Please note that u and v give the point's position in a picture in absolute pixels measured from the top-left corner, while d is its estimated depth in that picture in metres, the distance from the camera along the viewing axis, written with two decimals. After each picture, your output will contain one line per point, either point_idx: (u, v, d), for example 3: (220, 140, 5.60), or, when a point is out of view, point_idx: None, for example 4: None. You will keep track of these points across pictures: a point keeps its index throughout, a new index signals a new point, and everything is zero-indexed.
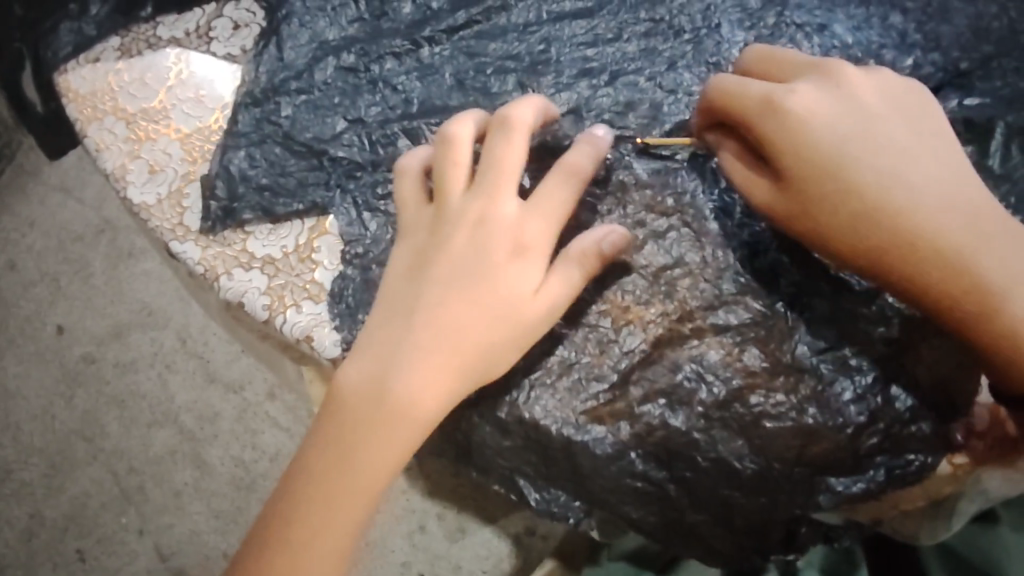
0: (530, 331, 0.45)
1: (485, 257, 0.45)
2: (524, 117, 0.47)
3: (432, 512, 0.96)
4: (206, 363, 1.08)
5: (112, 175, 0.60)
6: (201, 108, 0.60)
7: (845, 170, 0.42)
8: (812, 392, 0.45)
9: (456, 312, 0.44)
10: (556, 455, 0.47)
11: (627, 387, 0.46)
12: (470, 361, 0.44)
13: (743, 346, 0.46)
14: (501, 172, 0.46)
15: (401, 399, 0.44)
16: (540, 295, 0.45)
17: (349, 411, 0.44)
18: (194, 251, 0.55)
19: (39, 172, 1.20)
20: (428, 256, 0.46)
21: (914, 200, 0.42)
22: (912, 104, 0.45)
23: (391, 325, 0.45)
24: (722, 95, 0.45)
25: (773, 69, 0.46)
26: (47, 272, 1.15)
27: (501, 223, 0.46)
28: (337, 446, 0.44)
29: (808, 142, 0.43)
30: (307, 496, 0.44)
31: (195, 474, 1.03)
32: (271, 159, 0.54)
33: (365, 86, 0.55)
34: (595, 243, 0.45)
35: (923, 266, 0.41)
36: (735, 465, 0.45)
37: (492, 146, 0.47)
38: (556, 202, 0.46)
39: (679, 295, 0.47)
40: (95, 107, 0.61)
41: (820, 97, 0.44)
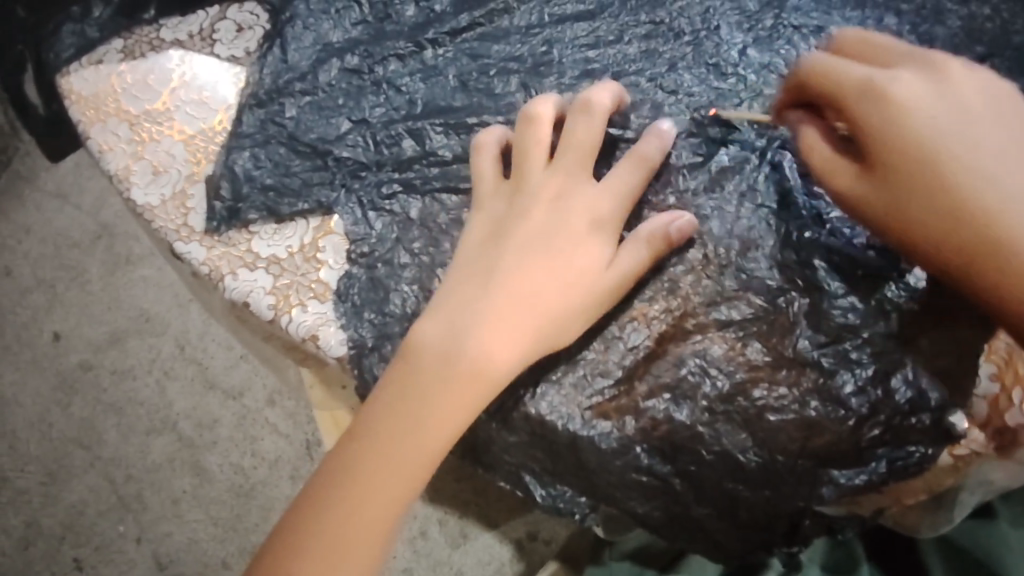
0: (598, 304, 0.46)
1: (561, 228, 0.47)
2: (603, 103, 0.49)
3: (433, 518, 0.97)
4: (205, 369, 1.08)
5: (114, 176, 0.60)
6: (205, 110, 0.60)
7: (938, 161, 0.40)
8: (814, 385, 0.45)
9: (532, 283, 0.45)
10: (562, 450, 0.47)
11: (631, 383, 0.46)
12: (540, 333, 0.45)
13: (745, 340, 0.46)
14: (580, 151, 0.49)
15: (473, 362, 0.44)
16: (611, 270, 0.46)
17: (420, 369, 0.45)
18: (199, 251, 0.56)
19: (36, 178, 1.20)
20: (505, 227, 0.48)
21: (1011, 196, 0.39)
22: (1014, 107, 0.43)
23: (465, 291, 0.46)
24: (817, 76, 0.44)
25: (874, 58, 0.45)
26: (44, 279, 1.15)
27: (578, 200, 0.48)
28: (401, 404, 0.44)
29: (905, 128, 0.41)
30: (368, 452, 0.44)
31: (194, 481, 1.03)
32: (276, 160, 0.55)
33: (369, 88, 0.56)
34: (663, 225, 0.46)
35: (1007, 261, 0.39)
36: (739, 458, 0.46)
37: (572, 127, 0.49)
38: (627, 184, 0.48)
39: (683, 291, 0.47)
40: (98, 109, 0.61)
41: (922, 86, 0.42)
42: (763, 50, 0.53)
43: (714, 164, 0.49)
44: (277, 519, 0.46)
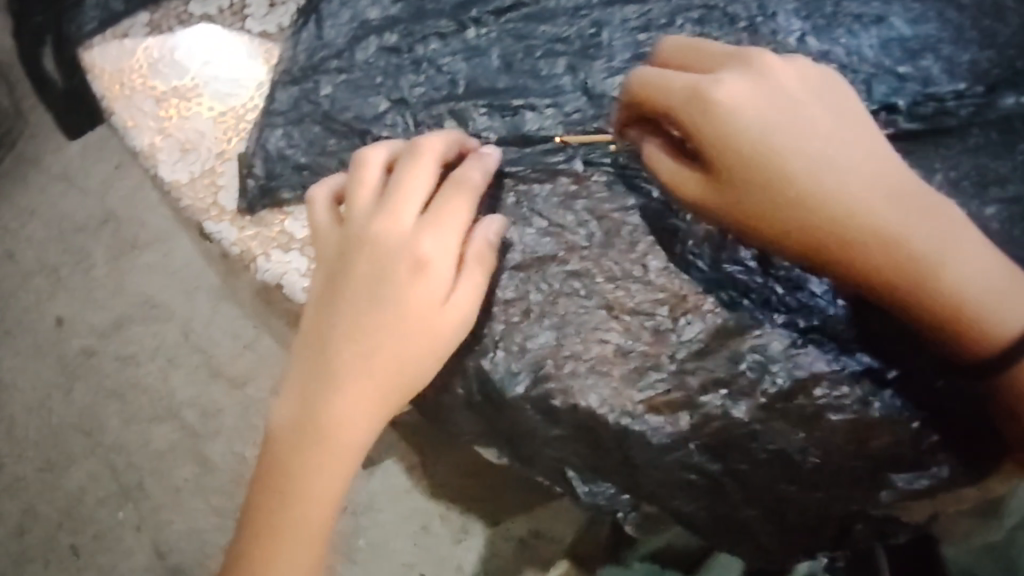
0: (446, 342, 0.44)
1: (390, 277, 0.43)
2: (435, 144, 0.45)
3: (435, 512, 0.92)
4: (210, 358, 1.05)
5: (141, 153, 0.58)
6: (236, 86, 0.58)
7: (782, 161, 0.40)
8: (874, 385, 0.44)
9: (372, 336, 0.43)
10: (609, 446, 0.45)
11: (684, 377, 0.45)
12: (392, 382, 0.43)
13: (806, 338, 0.45)
14: (401, 191, 0.44)
15: (332, 425, 0.43)
16: (448, 307, 0.43)
17: (287, 446, 0.44)
18: (230, 232, 0.54)
19: (40, 161, 1.18)
20: (334, 282, 0.44)
21: (846, 179, 0.40)
22: (834, 88, 0.43)
23: (304, 360, 0.44)
24: (645, 89, 0.43)
25: (692, 59, 0.44)
26: (47, 263, 1.13)
27: (364, 247, 0.44)
28: (273, 483, 0.44)
29: (742, 135, 0.40)
30: (257, 536, 0.44)
31: (196, 471, 1.01)
32: (310, 138, 0.53)
33: (408, 66, 0.53)
34: (486, 244, 0.45)
35: (857, 240, 0.39)
36: (795, 458, 0.44)
37: (398, 167, 0.45)
38: (458, 215, 0.44)
39: (742, 284, 0.45)
40: (123, 84, 0.59)
41: (744, 85, 0.41)
42: (822, 38, 0.52)
43: None
44: None
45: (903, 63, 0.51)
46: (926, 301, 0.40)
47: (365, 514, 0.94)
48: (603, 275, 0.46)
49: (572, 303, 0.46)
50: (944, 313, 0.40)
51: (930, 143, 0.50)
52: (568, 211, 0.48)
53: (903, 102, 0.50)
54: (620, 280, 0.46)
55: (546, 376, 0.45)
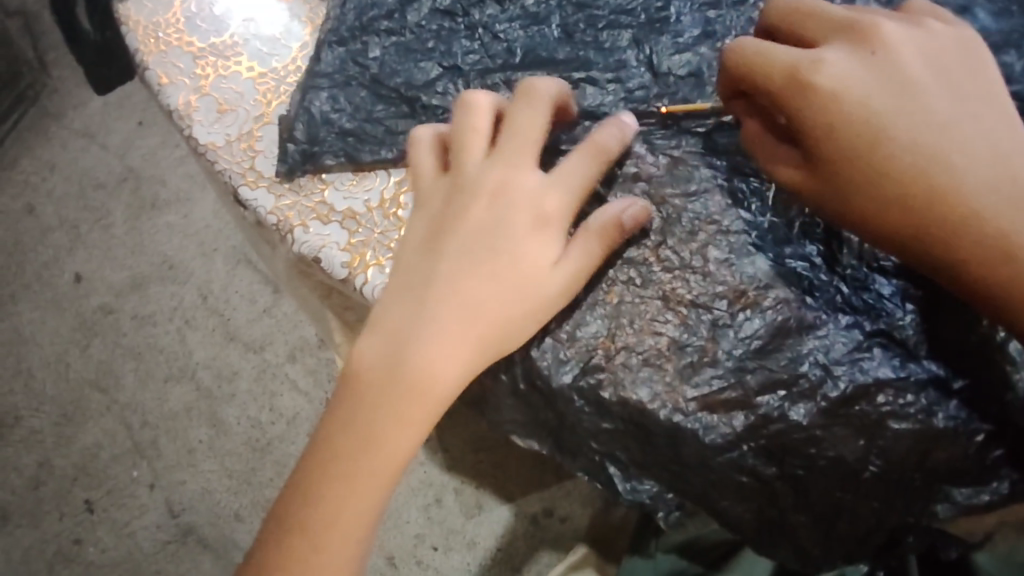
0: (550, 307, 0.42)
1: (507, 230, 0.42)
2: (548, 89, 0.44)
3: (450, 486, 0.92)
4: (226, 321, 1.04)
5: (175, 112, 0.55)
6: (277, 46, 0.56)
7: (882, 145, 0.38)
8: (939, 394, 0.42)
9: (475, 290, 0.41)
10: (657, 441, 0.43)
11: (742, 375, 0.42)
12: (493, 339, 0.41)
13: (870, 344, 0.42)
14: (524, 142, 0.44)
15: (425, 375, 0.41)
16: (559, 269, 0.42)
17: (370, 388, 0.42)
18: (266, 200, 0.51)
19: (63, 116, 1.17)
20: (444, 229, 0.44)
21: (959, 171, 0.37)
22: (958, 66, 0.40)
23: (403, 304, 0.43)
24: (741, 62, 0.40)
25: (803, 26, 0.41)
26: (68, 219, 1.11)
27: (484, 196, 0.43)
28: (354, 422, 0.41)
29: (841, 116, 0.38)
30: (324, 481, 0.41)
31: (210, 432, 0.99)
32: (355, 103, 0.51)
33: (462, 32, 0.51)
34: (614, 215, 0.42)
35: (962, 239, 0.37)
36: (855, 465, 0.42)
37: (515, 115, 0.44)
38: (578, 174, 0.43)
39: (807, 281, 0.43)
40: (158, 39, 0.57)
41: (850, 64, 0.39)
42: None
43: None
44: (253, 546, 0.43)
45: None
46: None
47: None
48: (660, 265, 0.44)
49: (626, 292, 0.44)
50: None
51: None
52: (624, 194, 0.45)
53: None
54: (677, 271, 0.44)
55: (597, 366, 0.43)
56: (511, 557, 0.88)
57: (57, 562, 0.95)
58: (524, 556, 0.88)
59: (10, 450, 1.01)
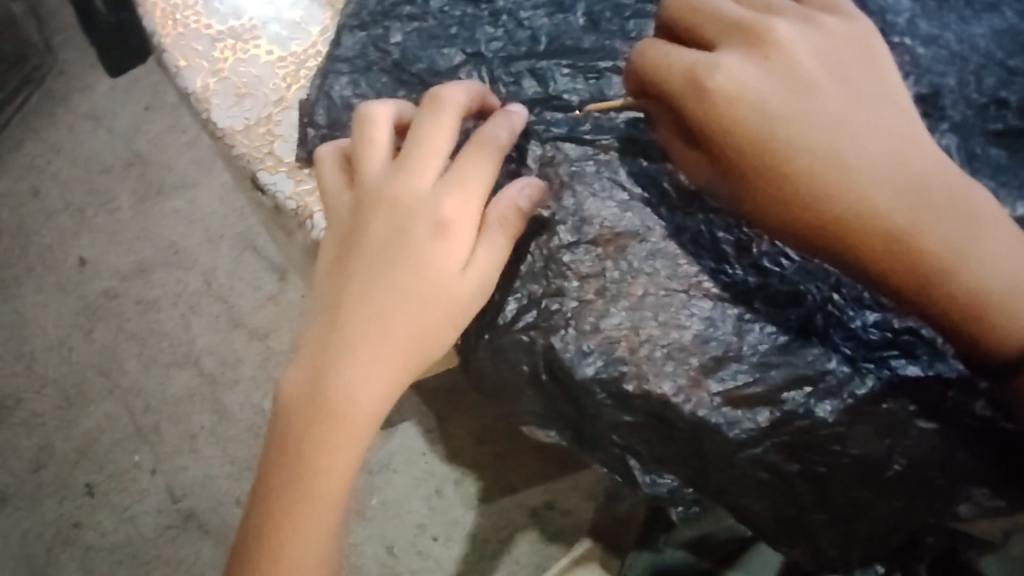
0: (461, 311, 0.41)
1: (408, 240, 0.41)
2: (453, 97, 0.43)
3: (451, 477, 0.91)
4: (231, 308, 1.04)
5: (193, 95, 0.55)
6: (297, 30, 0.55)
7: (777, 146, 0.38)
8: (964, 394, 0.41)
9: (379, 301, 0.41)
10: (679, 436, 0.43)
11: (767, 371, 0.42)
12: (406, 350, 0.41)
13: (897, 342, 0.42)
14: (422, 152, 0.42)
15: (340, 396, 0.40)
16: (466, 274, 0.41)
17: (293, 420, 0.41)
18: (286, 184, 0.51)
19: (69, 99, 1.16)
20: (350, 246, 0.42)
21: (853, 166, 0.38)
22: (850, 63, 0.40)
23: (316, 327, 0.42)
24: (645, 65, 0.41)
25: (701, 26, 0.41)
26: (72, 202, 1.11)
27: (383, 207, 0.42)
28: (288, 459, 0.41)
29: (737, 122, 0.39)
30: (276, 513, 0.41)
31: (213, 418, 0.99)
32: (377, 88, 0.50)
33: (485, 19, 0.51)
34: (513, 203, 0.42)
35: (862, 236, 0.38)
36: (880, 464, 0.42)
37: (417, 127, 0.42)
38: (481, 177, 0.42)
39: (834, 277, 0.43)
40: (176, 20, 0.56)
41: (746, 67, 0.39)
42: (933, 21, 0.49)
43: None
44: None
45: (1015, 56, 0.48)
46: (934, 296, 0.37)
47: (382, 473, 0.92)
48: (686, 258, 0.44)
49: (651, 285, 0.44)
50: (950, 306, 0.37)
51: None
52: (652, 187, 0.45)
53: (1015, 98, 0.47)
54: (703, 264, 0.44)
55: (621, 359, 0.43)
56: (512, 550, 0.88)
57: (56, 545, 0.95)
58: (525, 549, 0.88)
59: (10, 432, 1.00)
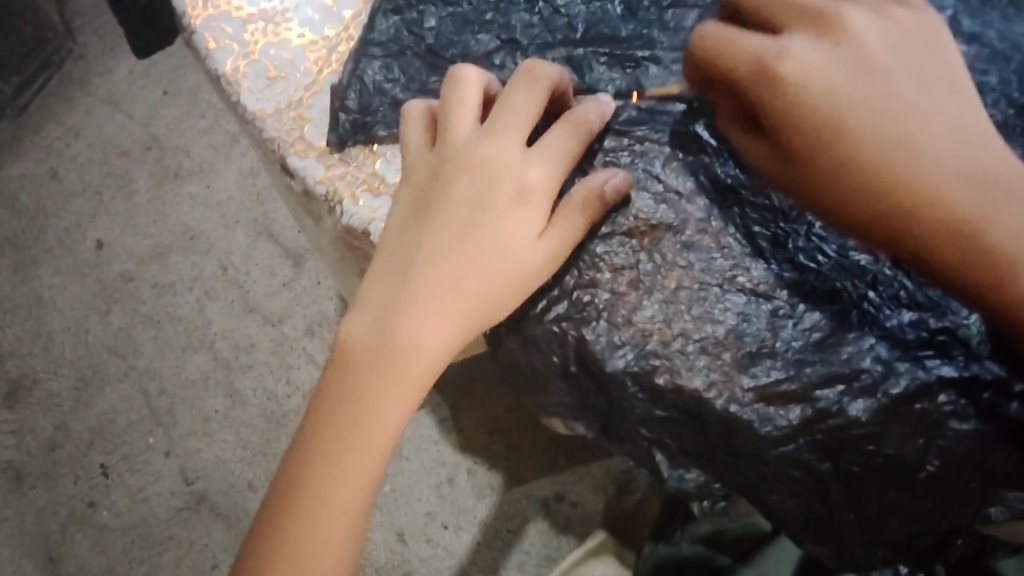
0: (530, 283, 0.41)
1: (488, 205, 0.41)
2: (547, 71, 0.43)
3: (463, 466, 0.91)
4: (246, 293, 1.04)
5: (223, 77, 0.55)
6: (329, 15, 0.55)
7: (845, 129, 0.36)
8: (1004, 396, 0.41)
9: (448, 262, 0.41)
10: (709, 431, 0.43)
11: (801, 367, 0.41)
12: (472, 312, 0.41)
13: (934, 341, 0.42)
14: (514, 117, 0.42)
15: (404, 348, 0.40)
16: (540, 246, 0.41)
17: (352, 366, 0.41)
18: (316, 168, 0.51)
19: (88, 82, 1.16)
20: (428, 202, 0.42)
21: (922, 155, 0.36)
22: (922, 53, 0.38)
23: (387, 278, 0.42)
24: (706, 46, 0.39)
25: (766, 10, 0.39)
26: (91, 185, 1.11)
27: (467, 168, 0.42)
28: (340, 402, 0.41)
29: (803, 103, 0.37)
30: (318, 455, 0.41)
31: (226, 402, 0.99)
32: (410, 74, 0.50)
33: (521, 4, 0.50)
34: (597, 186, 0.42)
35: (926, 227, 0.35)
36: (914, 466, 0.41)
37: (508, 92, 0.43)
38: (567, 151, 0.42)
39: (870, 275, 0.42)
40: (207, 2, 0.56)
41: (814, 50, 0.37)
42: (975, 19, 0.49)
43: None
44: (248, 532, 0.42)
45: None
46: (1002, 294, 0.35)
47: (393, 460, 0.92)
48: (720, 251, 0.43)
49: (685, 278, 0.43)
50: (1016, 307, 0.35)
51: None
52: (689, 180, 0.45)
53: None
54: (738, 258, 0.43)
55: (652, 351, 0.42)
56: (520, 540, 0.87)
57: (70, 524, 0.95)
58: (533, 540, 0.87)
59: (27, 412, 1.01)
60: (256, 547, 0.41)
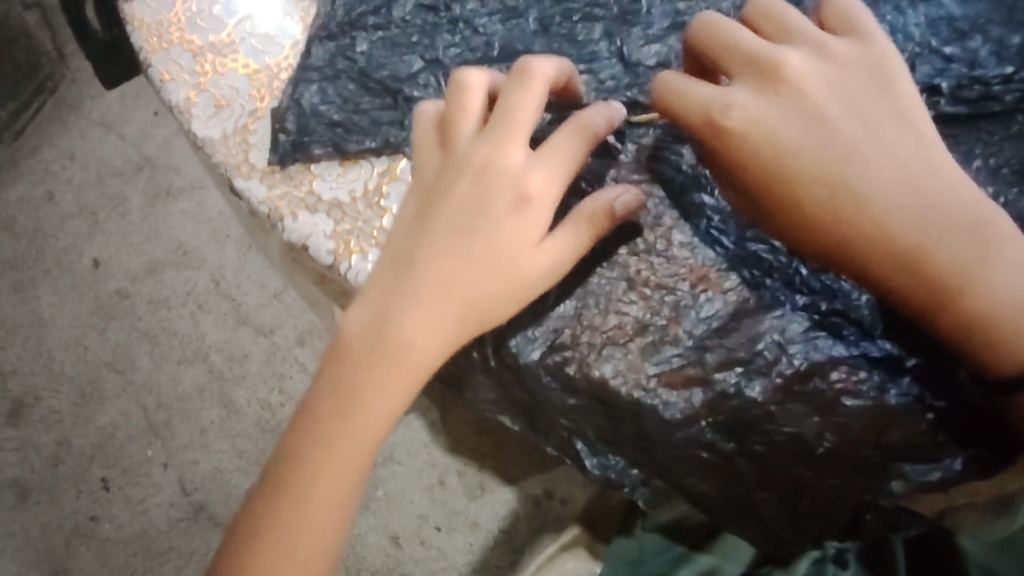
0: (529, 287, 0.44)
1: (487, 210, 0.44)
2: (543, 68, 0.45)
3: (453, 468, 0.94)
4: (238, 306, 1.07)
5: (176, 107, 0.58)
6: (271, 45, 0.58)
7: (794, 177, 0.41)
8: (892, 373, 0.43)
9: (449, 266, 0.43)
10: (622, 417, 0.46)
11: (702, 352, 0.44)
12: (469, 313, 0.43)
13: (827, 321, 0.44)
14: (515, 119, 0.44)
15: (401, 344, 0.43)
16: (541, 251, 0.44)
17: (350, 356, 0.44)
18: (259, 189, 0.54)
19: (81, 105, 1.20)
20: (431, 208, 0.45)
21: (867, 194, 0.40)
22: (863, 91, 0.42)
23: (388, 277, 0.44)
24: (666, 99, 0.44)
25: (718, 56, 0.44)
26: (86, 206, 1.15)
27: (470, 173, 0.44)
28: (340, 388, 0.44)
29: (756, 155, 0.42)
30: (307, 442, 0.44)
31: (222, 414, 1.02)
32: (344, 95, 0.53)
33: (444, 26, 0.53)
34: (606, 203, 0.44)
35: (874, 261, 0.40)
36: (811, 443, 0.44)
37: (507, 93, 0.45)
38: (568, 158, 0.44)
39: (766, 263, 0.45)
40: (161, 37, 0.60)
41: (760, 103, 0.42)
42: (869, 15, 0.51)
43: None
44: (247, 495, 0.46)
45: (950, 44, 0.50)
46: (948, 316, 0.40)
47: (386, 465, 0.95)
48: (625, 248, 0.46)
49: (593, 275, 0.46)
50: (961, 328, 0.39)
51: (970, 128, 0.48)
52: (596, 183, 0.47)
53: (948, 84, 0.49)
54: (642, 255, 0.46)
55: (561, 341, 0.45)
56: (509, 538, 0.91)
57: (74, 538, 0.99)
58: (521, 536, 0.90)
59: (29, 429, 1.05)
60: (255, 513, 0.45)
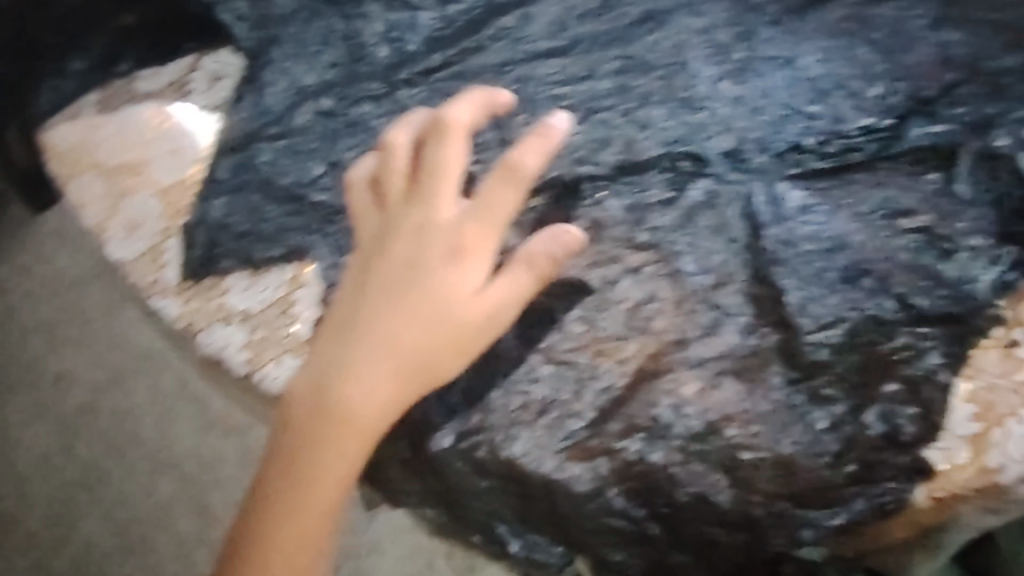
0: (471, 335, 0.44)
1: (418, 265, 0.44)
2: (460, 119, 0.47)
3: (441, 551, 0.92)
4: (204, 408, 1.06)
5: (93, 230, 0.60)
6: (180, 161, 0.60)
7: None
8: (786, 423, 0.44)
9: (389, 322, 0.44)
10: (535, 495, 0.46)
11: (603, 423, 0.46)
12: (414, 367, 0.44)
13: (719, 379, 0.45)
14: (439, 174, 0.46)
15: (345, 405, 0.43)
16: (477, 298, 0.44)
17: (295, 422, 0.44)
18: (172, 308, 0.56)
19: (24, 223, 1.21)
20: (368, 267, 0.46)
21: None
22: None
23: (327, 340, 0.45)
24: None
25: None
26: (43, 321, 1.15)
27: (404, 228, 0.46)
28: (289, 456, 0.44)
29: None
30: (261, 516, 0.44)
31: (195, 521, 1.01)
32: (250, 206, 0.55)
33: (344, 131, 0.56)
34: (543, 247, 0.45)
35: None
36: (715, 500, 0.44)
37: (429, 149, 0.46)
38: (495, 203, 0.45)
39: (659, 326, 0.47)
40: (78, 163, 0.61)
41: None
42: (735, 81, 0.53)
43: (686, 196, 0.50)
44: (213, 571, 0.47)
45: (814, 103, 0.51)
46: None
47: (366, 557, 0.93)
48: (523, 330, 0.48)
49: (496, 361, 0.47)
50: None
51: (840, 181, 0.50)
52: None
53: (811, 141, 0.50)
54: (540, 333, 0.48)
55: (474, 426, 0.47)
56: None
57: None
58: None
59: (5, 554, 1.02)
60: None
